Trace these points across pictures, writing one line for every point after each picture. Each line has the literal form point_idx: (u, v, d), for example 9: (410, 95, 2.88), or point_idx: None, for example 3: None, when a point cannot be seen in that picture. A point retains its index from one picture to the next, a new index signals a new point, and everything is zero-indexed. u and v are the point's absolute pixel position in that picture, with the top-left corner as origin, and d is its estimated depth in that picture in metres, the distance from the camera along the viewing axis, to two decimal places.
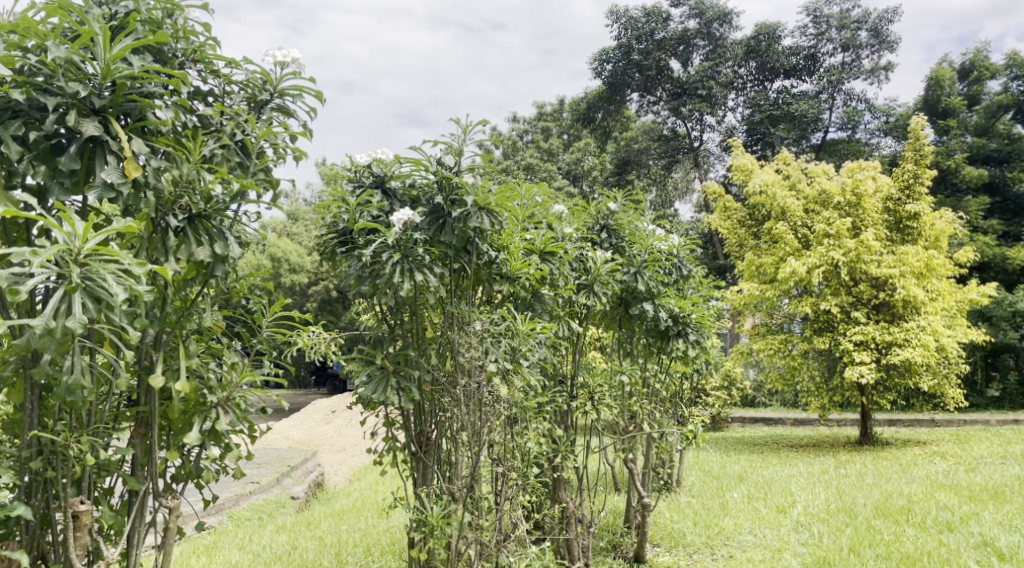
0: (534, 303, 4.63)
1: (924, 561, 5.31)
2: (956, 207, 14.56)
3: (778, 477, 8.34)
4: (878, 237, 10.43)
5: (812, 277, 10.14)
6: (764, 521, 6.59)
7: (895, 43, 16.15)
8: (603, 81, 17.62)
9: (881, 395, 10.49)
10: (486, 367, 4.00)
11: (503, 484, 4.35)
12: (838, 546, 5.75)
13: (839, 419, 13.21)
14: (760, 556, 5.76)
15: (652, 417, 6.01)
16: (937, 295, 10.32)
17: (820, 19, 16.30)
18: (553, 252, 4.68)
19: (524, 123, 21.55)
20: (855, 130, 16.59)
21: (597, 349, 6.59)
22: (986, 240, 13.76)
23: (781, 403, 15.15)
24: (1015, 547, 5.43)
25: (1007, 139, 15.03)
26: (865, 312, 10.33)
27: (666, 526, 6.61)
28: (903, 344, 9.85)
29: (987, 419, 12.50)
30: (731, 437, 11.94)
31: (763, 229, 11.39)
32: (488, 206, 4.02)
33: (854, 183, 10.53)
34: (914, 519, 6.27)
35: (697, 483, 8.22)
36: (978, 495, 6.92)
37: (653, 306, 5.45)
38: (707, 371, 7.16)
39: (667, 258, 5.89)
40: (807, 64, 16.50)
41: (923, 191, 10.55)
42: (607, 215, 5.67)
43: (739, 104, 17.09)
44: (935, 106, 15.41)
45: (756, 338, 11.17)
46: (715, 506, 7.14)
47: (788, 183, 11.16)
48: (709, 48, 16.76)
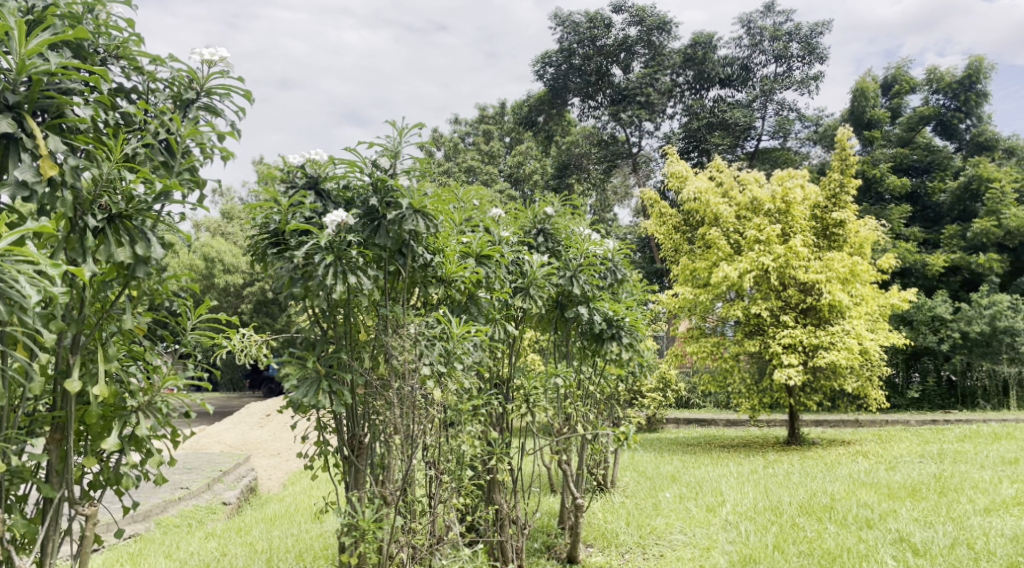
0: (469, 306, 4.62)
1: (844, 557, 5.51)
2: (879, 215, 15.12)
3: (710, 477, 8.53)
4: (806, 244, 10.73)
5: (743, 282, 10.40)
6: (694, 520, 6.72)
7: (825, 55, 16.64)
8: (545, 84, 17.73)
9: (809, 397, 10.82)
10: (419, 370, 4.03)
11: (437, 487, 4.40)
12: (764, 544, 5.91)
13: (769, 420, 13.57)
14: (690, 555, 5.90)
15: (586, 418, 6.06)
16: (860, 301, 10.67)
17: (754, 31, 16.69)
18: (488, 256, 4.69)
19: (465, 125, 21.63)
20: (787, 138, 17.04)
21: (533, 353, 6.62)
22: (908, 247, 14.27)
23: (714, 404, 15.46)
24: (929, 543, 5.66)
25: (926, 151, 15.71)
26: (793, 317, 10.62)
27: (599, 526, 6.70)
28: (828, 347, 10.17)
29: (907, 419, 12.99)
30: (665, 439, 12.15)
31: (697, 234, 11.61)
32: (424, 209, 4.04)
33: (783, 192, 10.78)
34: (836, 517, 6.48)
35: (631, 484, 8.35)
36: (897, 494, 7.18)
37: (588, 309, 5.55)
38: (642, 373, 7.27)
39: (602, 262, 5.96)
40: (742, 74, 16.94)
41: (849, 200, 11.00)
42: (544, 219, 5.68)
43: (677, 112, 17.42)
44: (860, 118, 15.93)
45: (689, 341, 11.39)
46: (647, 506, 7.25)
47: (721, 190, 11.40)
48: (649, 56, 17.05)
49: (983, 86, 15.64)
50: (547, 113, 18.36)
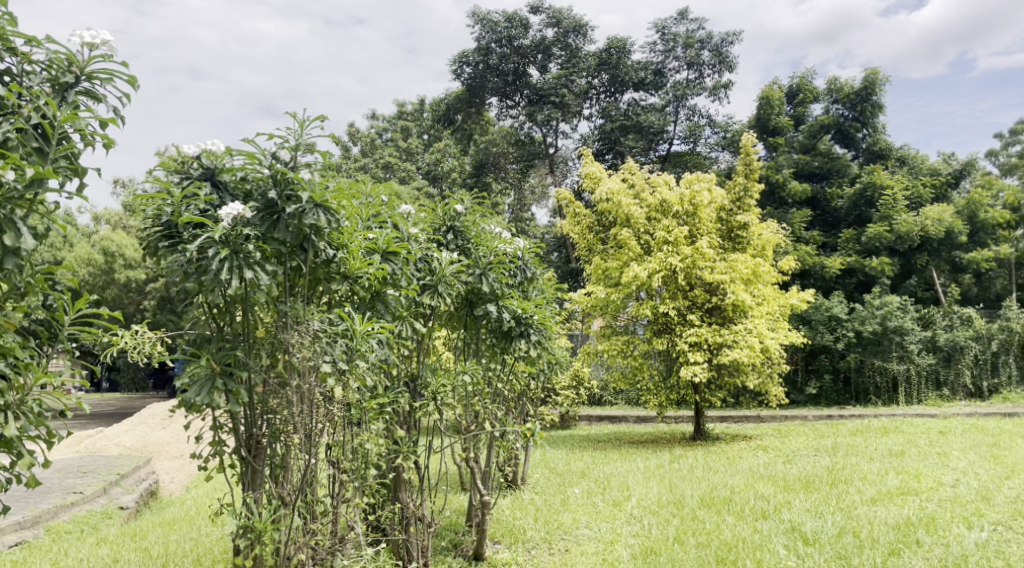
0: (376, 303, 4.55)
1: (740, 548, 5.73)
2: (782, 218, 15.71)
3: (618, 472, 8.69)
4: (711, 245, 11.05)
5: (652, 281, 10.63)
6: (600, 515, 6.84)
7: (734, 64, 17.14)
8: (461, 83, 17.70)
9: (713, 394, 11.16)
10: (319, 368, 4.01)
11: (340, 487, 4.38)
12: (665, 536, 6.09)
13: (676, 416, 13.93)
14: (594, 549, 6.02)
15: (494, 416, 6.08)
16: (762, 300, 11.04)
17: (667, 37, 17.13)
18: (395, 252, 4.60)
19: (384, 121, 21.65)
20: (696, 144, 17.37)
21: (443, 351, 6.56)
22: (807, 250, 14.86)
23: (625, 401, 15.74)
24: (818, 532, 5.92)
25: (827, 158, 16.30)
26: (699, 316, 10.89)
27: (507, 522, 6.72)
28: (731, 345, 10.52)
29: (805, 414, 13.52)
30: (576, 435, 12.31)
31: (610, 235, 11.76)
32: (325, 202, 3.98)
33: (691, 194, 11.05)
34: (733, 509, 6.70)
35: (540, 480, 8.42)
36: (792, 486, 7.46)
37: (497, 307, 5.57)
38: (552, 371, 7.37)
39: (513, 260, 5.97)
40: (654, 79, 17.31)
41: (752, 204, 11.40)
42: (455, 217, 5.62)
43: (592, 113, 17.62)
44: (766, 125, 16.62)
45: (601, 339, 11.53)
46: (556, 502, 7.32)
47: (633, 192, 11.59)
48: (565, 58, 17.23)
49: (878, 98, 16.35)
50: (465, 112, 18.32)
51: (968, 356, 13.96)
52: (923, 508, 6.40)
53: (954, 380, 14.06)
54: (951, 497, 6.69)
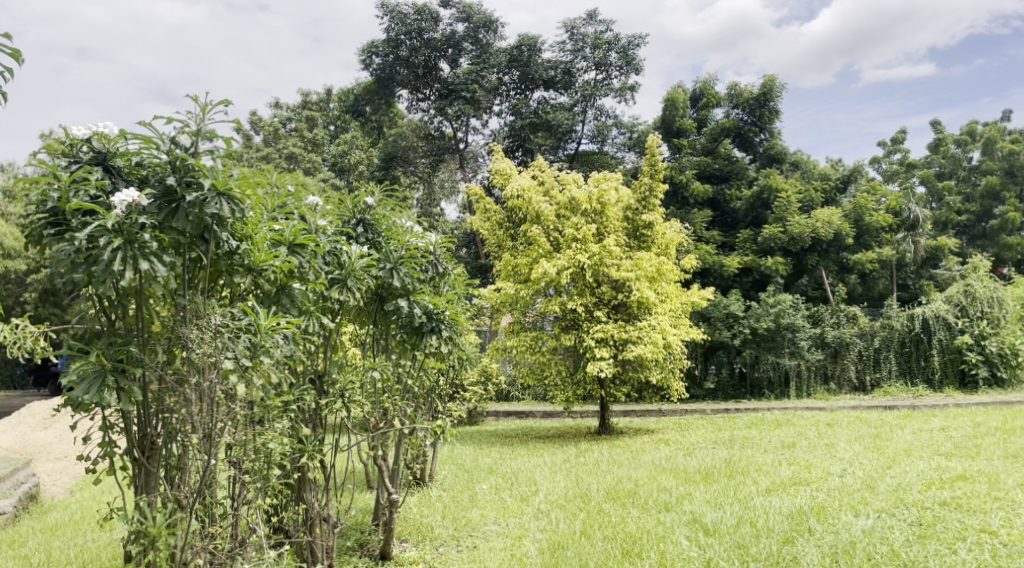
0: (281, 297, 4.31)
1: (643, 540, 5.85)
2: (685, 218, 16.10)
3: (525, 467, 8.70)
4: (618, 243, 11.21)
5: (561, 278, 10.68)
6: (508, 510, 6.82)
7: (641, 66, 17.44)
8: (370, 74, 17.41)
9: (619, 389, 11.31)
10: (221, 365, 3.81)
11: (241, 488, 4.23)
12: (571, 530, 6.13)
13: (582, 411, 14.08)
14: (502, 545, 6.00)
15: (403, 412, 5.99)
16: (666, 298, 11.25)
17: (576, 37, 17.28)
18: (302, 245, 4.43)
19: (287, 110, 21.32)
20: (604, 143, 17.72)
21: (350, 347, 6.39)
22: (708, 249, 15.25)
23: (532, 396, 15.83)
24: (718, 522, 6.08)
25: (727, 161, 16.77)
26: (606, 312, 11.04)
27: (414, 521, 6.61)
28: (636, 341, 10.69)
29: (705, 408, 13.90)
30: (484, 431, 12.29)
31: (520, 231, 11.75)
32: (229, 191, 3.80)
33: (599, 193, 11.19)
34: (638, 502, 6.79)
35: (448, 477, 8.34)
36: (692, 477, 7.64)
37: (408, 302, 5.48)
38: (462, 366, 7.31)
39: (424, 255, 5.87)
40: (564, 78, 17.44)
41: (657, 204, 11.65)
42: (364, 209, 5.55)
43: (502, 110, 17.61)
44: (670, 126, 17.00)
45: (510, 335, 11.51)
46: (463, 498, 7.26)
47: (543, 189, 11.62)
48: (475, 53, 17.16)
49: (775, 104, 16.97)
50: (374, 103, 18.07)
51: (853, 352, 14.67)
52: (814, 497, 6.65)
53: (840, 374, 14.75)
54: (839, 487, 6.96)
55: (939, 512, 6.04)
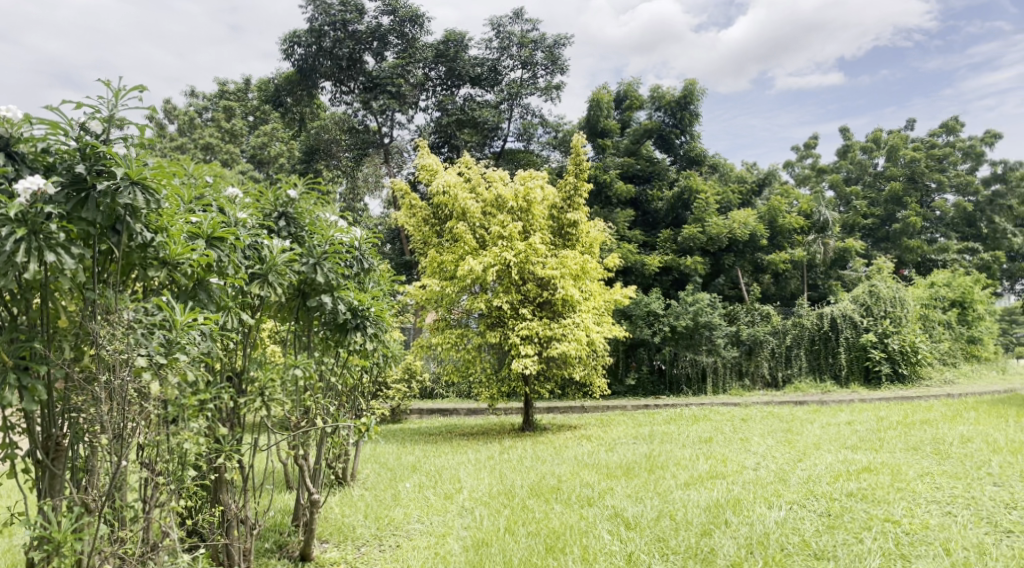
0: (198, 292, 4.18)
1: (567, 535, 5.89)
2: (608, 218, 16.30)
3: (449, 464, 8.66)
4: (543, 241, 11.27)
5: (487, 276, 10.63)
6: (431, 508, 6.77)
7: (566, 66, 17.59)
8: (293, 64, 17.08)
9: (543, 385, 11.39)
10: (133, 362, 3.70)
11: (152, 490, 4.00)
12: (495, 527, 6.12)
13: (505, 407, 14.10)
14: (425, 542, 5.97)
15: (325, 411, 5.87)
16: (589, 296, 11.37)
17: (502, 35, 17.32)
18: (222, 238, 4.28)
19: (203, 99, 20.82)
20: (530, 141, 17.71)
21: (270, 344, 6.22)
22: (630, 248, 15.44)
23: (456, 394, 15.79)
24: (639, 516, 6.17)
25: (649, 161, 17.04)
26: (531, 310, 11.10)
27: (335, 521, 6.49)
28: (561, 339, 10.76)
29: (626, 404, 14.10)
30: (407, 429, 12.16)
31: (445, 228, 11.68)
32: (143, 180, 3.65)
33: (525, 191, 11.19)
34: (561, 497, 6.83)
35: (370, 476, 8.22)
36: (614, 472, 7.73)
37: (332, 299, 5.37)
38: (386, 363, 7.22)
39: (348, 250, 5.75)
40: (490, 75, 17.43)
41: (581, 203, 11.79)
42: (286, 203, 5.38)
43: (429, 105, 17.48)
44: (595, 126, 17.24)
45: (435, 332, 11.44)
46: (386, 497, 7.17)
47: (468, 185, 11.57)
48: (401, 47, 16.98)
49: (696, 107, 17.32)
50: (295, 94, 17.72)
51: (766, 350, 15.09)
52: (730, 490, 6.81)
53: (753, 370, 15.15)
54: (753, 480, 7.15)
55: (846, 503, 6.26)
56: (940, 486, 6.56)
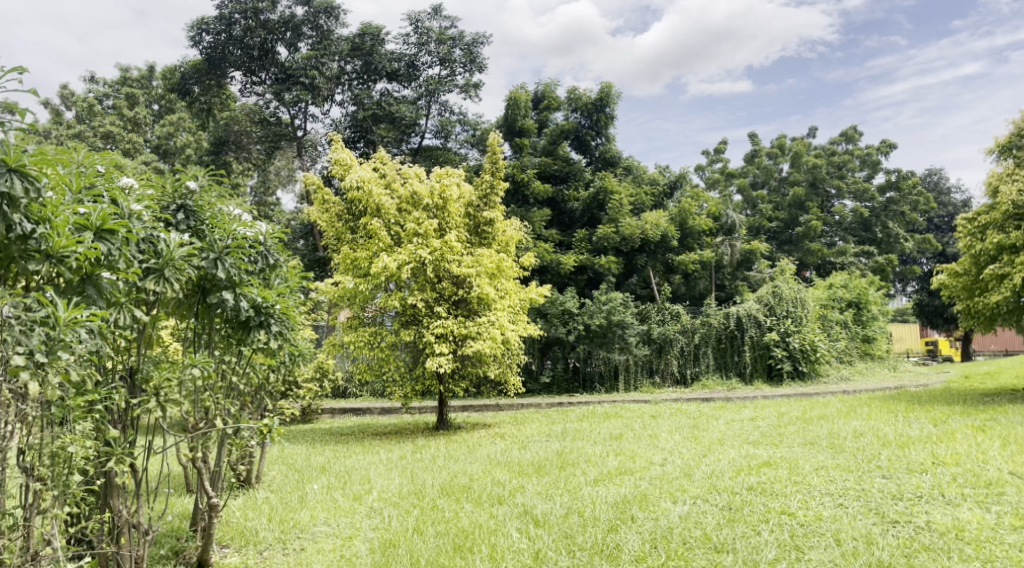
0: (85, 288, 3.96)
1: (475, 534, 5.85)
2: (524, 217, 16.37)
3: (359, 465, 8.52)
4: (459, 239, 11.21)
5: (401, 273, 10.48)
6: (339, 510, 6.63)
7: (484, 65, 17.59)
8: (200, 52, 16.39)
9: (457, 384, 11.35)
10: (9, 361, 3.48)
11: (33, 497, 3.80)
12: (404, 528, 6.05)
13: (420, 407, 13.97)
14: (331, 546, 5.85)
15: (226, 411, 5.67)
16: (504, 294, 11.35)
17: (421, 30, 17.09)
18: (112, 230, 4.06)
19: (104, 86, 19.96)
20: (448, 139, 17.64)
21: (170, 342, 5.99)
22: (546, 247, 15.50)
23: (370, 393, 15.55)
24: (549, 514, 6.19)
25: (566, 162, 17.20)
26: (446, 308, 11.04)
27: (237, 525, 6.29)
28: (475, 337, 10.74)
29: (540, 402, 14.17)
30: (317, 430, 11.89)
31: (360, 224, 11.48)
32: (21, 166, 3.59)
33: (441, 188, 11.14)
34: (471, 496, 6.80)
35: (276, 478, 8.01)
36: (526, 470, 7.75)
37: (233, 295, 5.18)
38: (295, 362, 7.03)
39: (252, 246, 5.55)
40: (407, 71, 17.28)
41: (497, 201, 11.80)
42: (186, 194, 5.17)
43: (344, 99, 17.23)
44: (513, 125, 17.27)
45: (347, 330, 11.24)
46: (292, 500, 6.99)
47: (383, 181, 11.38)
48: (316, 38, 16.55)
49: (611, 109, 17.56)
50: (203, 83, 16.95)
51: (676, 348, 15.46)
52: (637, 486, 6.91)
53: (663, 368, 15.47)
54: (660, 475, 7.29)
55: (746, 497, 6.44)
56: (834, 478, 6.83)
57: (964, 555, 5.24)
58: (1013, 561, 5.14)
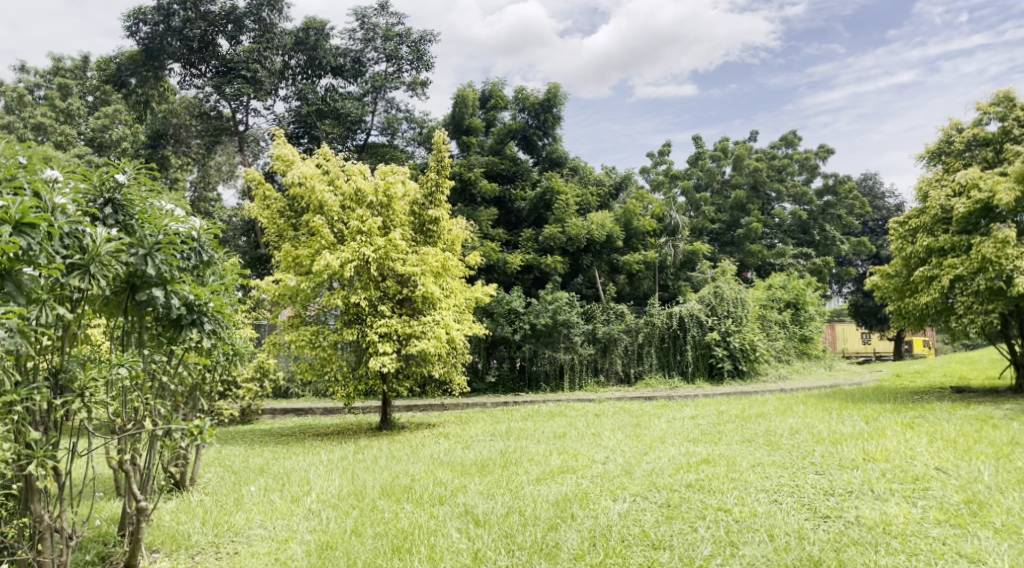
0: (6, 283, 4.03)
1: (415, 534, 5.80)
2: (471, 216, 16.32)
3: (298, 466, 8.36)
4: (404, 237, 11.11)
5: (344, 271, 10.34)
6: (275, 512, 6.49)
7: (431, 63, 17.51)
8: (137, 43, 15.89)
9: (401, 384, 11.25)
10: None
11: None
12: (341, 529, 5.96)
13: (363, 407, 13.79)
14: (266, 549, 5.73)
15: (157, 412, 5.51)
16: (449, 293, 11.27)
17: (367, 26, 17.00)
18: (34, 225, 4.09)
19: (35, 76, 19.30)
20: (394, 137, 17.50)
21: (100, 341, 5.80)
22: (492, 246, 15.47)
23: (312, 393, 15.31)
24: (490, 514, 6.17)
25: (513, 161, 17.18)
26: (390, 307, 10.93)
27: (168, 529, 6.11)
28: (420, 336, 10.66)
29: (485, 401, 14.13)
30: (257, 431, 11.66)
31: (302, 221, 11.27)
32: None
33: (386, 185, 11.00)
34: (412, 497, 6.73)
35: (212, 480, 7.82)
36: (468, 470, 7.71)
37: (164, 293, 5.01)
38: (233, 362, 6.87)
39: (185, 242, 5.36)
40: (353, 67, 17.08)
41: (443, 199, 11.72)
42: (114, 188, 5.00)
43: (288, 94, 16.85)
44: (460, 124, 17.17)
45: (288, 329, 11.03)
46: (227, 502, 6.82)
47: (326, 178, 11.20)
48: (258, 31, 16.22)
49: (558, 110, 17.64)
50: (140, 75, 16.30)
51: (620, 347, 15.60)
52: (578, 485, 6.93)
53: (607, 367, 15.59)
54: (601, 473, 7.32)
55: (685, 494, 6.51)
56: (770, 475, 6.95)
57: (890, 549, 5.37)
58: (936, 553, 5.30)
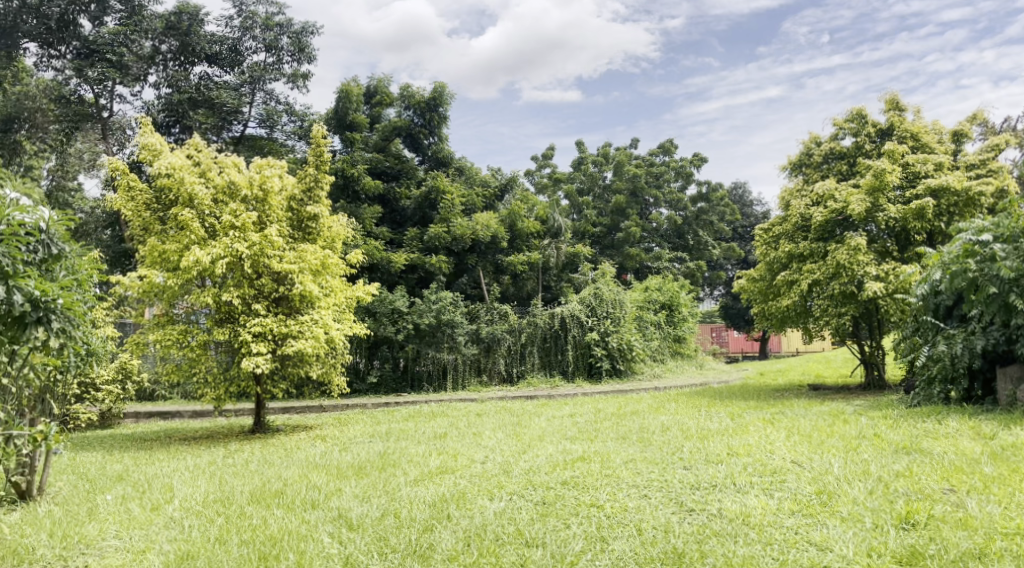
0: None
1: (284, 540, 5.62)
2: (353, 213, 16.01)
3: (161, 473, 7.93)
4: (280, 233, 10.75)
5: (215, 268, 9.91)
6: (132, 522, 6.13)
7: (313, 56, 17.05)
8: None
9: (276, 385, 10.87)
10: None
11: None
12: (205, 538, 5.70)
13: (235, 409, 13.28)
14: (120, 561, 5.42)
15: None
16: (329, 292, 10.98)
17: (244, 15, 16.30)
18: None
19: None
20: (273, 129, 16.98)
21: None
22: (375, 244, 15.22)
23: (180, 395, 14.61)
24: (363, 517, 6.04)
25: (398, 159, 16.94)
26: (265, 305, 10.56)
27: (10, 542, 5.68)
28: (296, 336, 10.35)
29: (366, 402, 13.90)
30: (117, 436, 10.99)
31: (170, 215, 10.72)
32: None
33: (261, 179, 10.65)
34: (283, 502, 6.51)
35: (64, 489, 7.30)
36: (344, 473, 7.54)
37: (5, 288, 4.65)
38: (90, 362, 6.42)
39: (31, 234, 4.98)
40: (229, 55, 16.38)
41: (322, 195, 11.34)
42: None
43: (157, 81, 15.88)
44: (343, 118, 16.88)
45: (153, 329, 10.47)
46: (80, 513, 6.39)
47: (198, 170, 10.69)
48: (125, 14, 15.46)
49: (444, 110, 17.54)
50: None
51: (503, 347, 15.65)
52: (455, 485, 6.91)
53: (490, 367, 15.61)
54: (479, 473, 7.32)
55: (559, 491, 6.59)
56: (641, 471, 7.14)
57: (748, 539, 5.62)
58: (788, 542, 5.58)
